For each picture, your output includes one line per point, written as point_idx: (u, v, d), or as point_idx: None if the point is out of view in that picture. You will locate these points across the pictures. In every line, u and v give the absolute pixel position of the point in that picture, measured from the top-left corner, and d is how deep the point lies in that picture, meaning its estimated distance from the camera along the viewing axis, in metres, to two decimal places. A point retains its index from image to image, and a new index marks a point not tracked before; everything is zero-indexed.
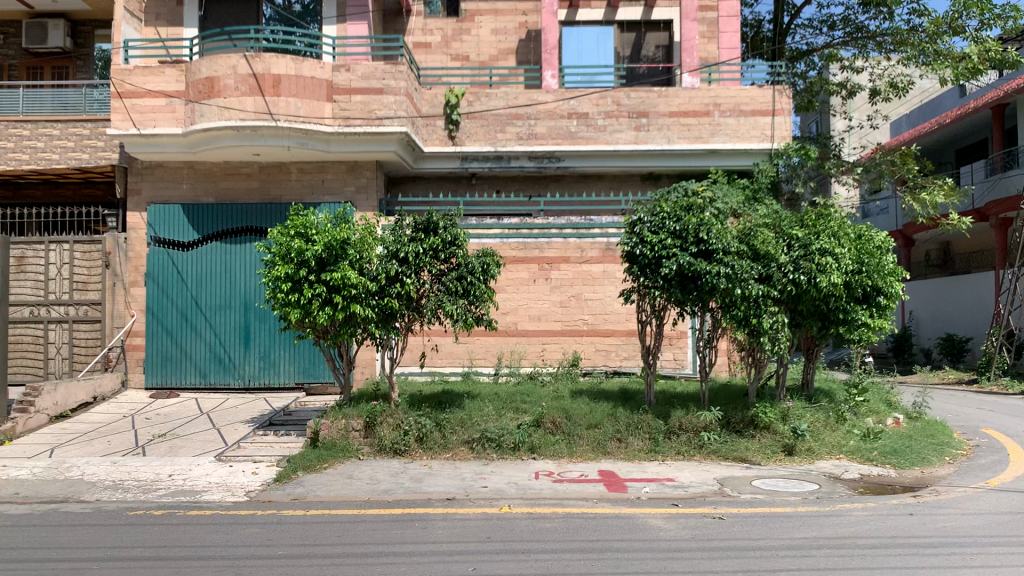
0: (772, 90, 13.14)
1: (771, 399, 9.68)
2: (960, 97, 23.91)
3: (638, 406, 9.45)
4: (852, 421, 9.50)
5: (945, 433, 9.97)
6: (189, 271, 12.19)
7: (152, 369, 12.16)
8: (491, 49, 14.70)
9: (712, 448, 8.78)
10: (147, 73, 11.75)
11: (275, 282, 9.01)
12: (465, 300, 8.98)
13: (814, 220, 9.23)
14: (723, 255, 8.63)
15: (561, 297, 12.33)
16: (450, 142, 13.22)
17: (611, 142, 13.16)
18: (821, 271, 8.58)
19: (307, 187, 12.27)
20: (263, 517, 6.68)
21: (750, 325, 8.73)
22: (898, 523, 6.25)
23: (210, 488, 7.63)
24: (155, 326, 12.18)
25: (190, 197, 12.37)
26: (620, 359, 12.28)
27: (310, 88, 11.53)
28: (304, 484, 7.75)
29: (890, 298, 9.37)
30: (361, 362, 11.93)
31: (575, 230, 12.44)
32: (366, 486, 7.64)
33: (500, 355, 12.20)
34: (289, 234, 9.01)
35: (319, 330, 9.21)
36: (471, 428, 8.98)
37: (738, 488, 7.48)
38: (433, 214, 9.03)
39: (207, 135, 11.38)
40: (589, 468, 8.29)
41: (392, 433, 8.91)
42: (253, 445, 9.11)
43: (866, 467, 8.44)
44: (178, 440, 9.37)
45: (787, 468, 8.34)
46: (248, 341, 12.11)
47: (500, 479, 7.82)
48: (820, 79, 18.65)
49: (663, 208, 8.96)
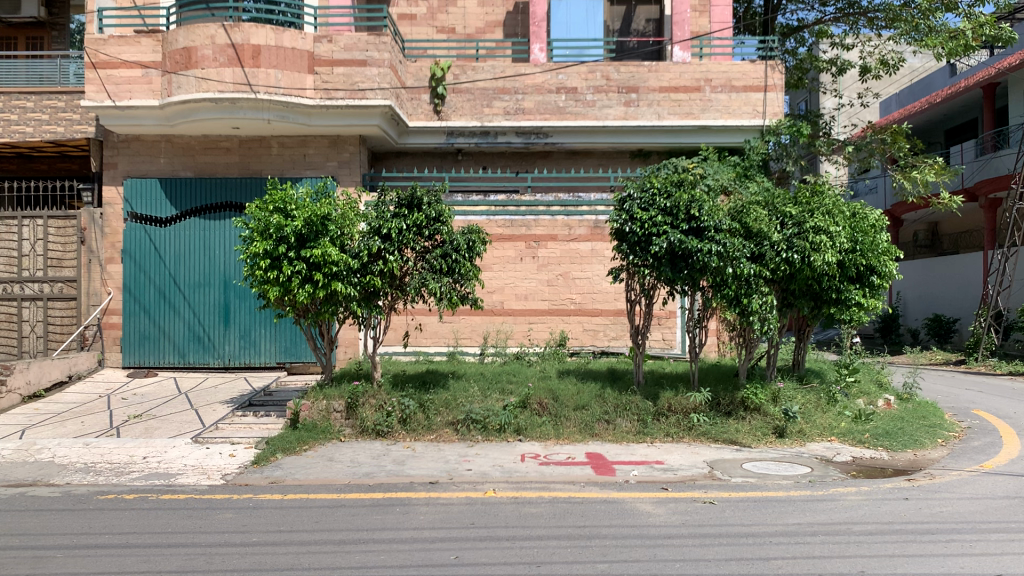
0: (764, 65, 12.91)
1: (762, 379, 9.52)
2: (950, 76, 23.73)
3: (627, 387, 9.26)
4: (843, 403, 9.34)
5: (937, 415, 9.85)
6: (167, 248, 11.86)
7: (130, 348, 11.86)
8: (477, 22, 14.39)
9: (701, 430, 8.58)
10: (122, 42, 11.39)
11: (253, 259, 8.73)
12: (450, 278, 8.72)
13: (808, 197, 9.02)
14: (715, 233, 8.42)
15: (548, 276, 12.10)
16: (435, 116, 12.94)
17: (600, 118, 12.89)
18: (815, 250, 8.37)
19: (288, 161, 11.96)
20: (240, 501, 6.45)
21: (741, 305, 8.52)
22: (895, 509, 6.08)
23: (186, 471, 7.40)
24: (133, 304, 11.87)
25: (168, 171, 12.03)
26: (608, 339, 12.11)
27: (291, 59, 11.20)
28: (283, 467, 7.53)
29: (884, 278, 9.19)
30: (344, 342, 11.70)
31: (563, 208, 12.23)
32: (347, 469, 7.42)
33: (486, 334, 11.99)
34: (268, 208, 8.73)
35: (299, 309, 8.94)
36: (456, 409, 8.80)
37: (729, 471, 7.30)
38: (417, 189, 8.73)
39: (184, 107, 11.05)
40: (577, 450, 8.10)
41: (374, 414, 8.69)
42: (231, 426, 8.88)
43: (858, 450, 8.28)
44: (154, 421, 9.11)
45: (779, 451, 8.16)
46: (228, 320, 11.83)
47: (485, 462, 7.62)
48: (812, 55, 18.39)
49: (653, 183, 8.72)
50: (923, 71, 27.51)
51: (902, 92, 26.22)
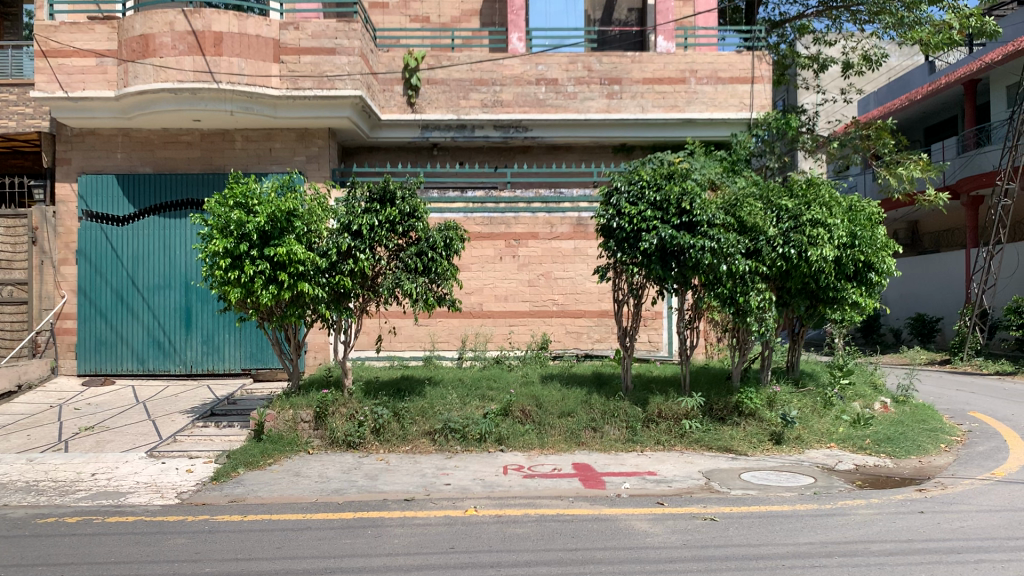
0: (750, 55, 12.49)
1: (756, 382, 9.05)
2: (930, 74, 23.45)
3: (615, 392, 8.73)
4: (841, 406, 8.88)
5: (937, 419, 9.40)
6: (125, 249, 11.19)
7: (86, 354, 11.17)
8: (453, 11, 13.84)
9: (694, 437, 8.08)
10: (75, 30, 10.72)
11: (212, 258, 8.11)
12: (426, 278, 8.14)
13: (804, 189, 8.56)
14: (708, 228, 7.88)
15: (529, 276, 11.57)
16: (409, 109, 12.33)
17: (581, 110, 12.38)
18: (812, 244, 7.93)
19: (253, 156, 11.33)
20: (194, 524, 5.82)
21: (735, 305, 8.01)
22: (911, 524, 5.58)
23: (138, 490, 6.76)
24: (89, 308, 11.18)
25: (126, 167, 11.34)
26: (591, 341, 11.59)
27: (255, 47, 10.56)
28: (245, 484, 6.92)
29: (882, 275, 8.75)
30: (313, 346, 11.12)
31: (544, 205, 11.68)
32: (314, 485, 6.83)
33: (464, 338, 11.40)
34: (227, 204, 8.07)
35: (263, 312, 8.34)
36: (432, 418, 8.22)
37: (728, 484, 6.77)
38: (389, 182, 8.17)
39: (142, 98, 10.39)
40: (563, 461, 7.55)
41: (345, 424, 8.11)
42: (191, 439, 8.25)
43: (861, 457, 7.82)
44: (107, 434, 8.44)
45: (777, 459, 7.68)
46: (190, 324, 11.18)
47: (465, 475, 7.05)
48: (793, 51, 17.97)
49: (641, 176, 8.20)
50: (901, 70, 27.40)
51: (881, 90, 25.98)
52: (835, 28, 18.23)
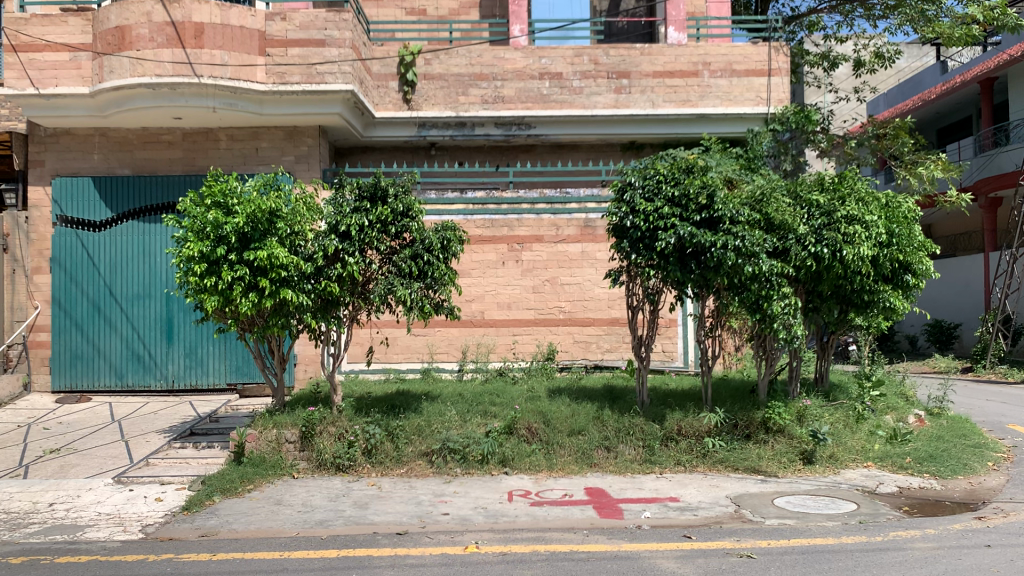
0: (767, 46, 11.82)
1: (784, 396, 8.30)
2: (942, 73, 22.78)
3: (630, 407, 7.99)
4: (875, 421, 8.12)
5: (978, 433, 8.64)
6: (102, 256, 10.47)
7: (60, 370, 10.44)
8: (452, 3, 13.13)
9: (717, 457, 7.36)
10: (46, 22, 10.03)
11: (187, 263, 7.37)
12: (422, 283, 7.42)
13: (836, 183, 7.82)
14: (732, 225, 7.16)
15: (534, 282, 10.85)
16: (405, 106, 11.63)
17: (588, 106, 11.69)
18: (847, 243, 7.18)
19: (238, 156, 10.63)
20: (155, 566, 5.07)
21: (761, 311, 7.29)
22: (981, 562, 4.81)
23: (99, 523, 6.02)
24: (63, 319, 10.46)
25: (103, 169, 10.64)
26: (600, 352, 10.86)
27: (239, 39, 9.87)
28: (219, 515, 6.18)
29: (918, 277, 8.04)
30: (303, 359, 10.41)
31: (549, 205, 10.96)
32: (297, 516, 6.08)
33: (465, 348, 10.68)
34: (204, 204, 7.35)
35: (244, 322, 7.60)
36: (430, 437, 7.49)
37: (761, 511, 6.01)
38: (381, 178, 7.46)
39: (119, 94, 9.68)
40: (574, 486, 6.80)
41: (334, 445, 7.39)
42: (165, 462, 7.52)
43: (903, 478, 7.09)
44: (73, 457, 7.71)
45: (812, 481, 6.95)
46: (172, 336, 10.47)
47: (465, 504, 6.30)
48: (802, 48, 17.24)
49: (658, 169, 7.50)
50: (911, 71, 26.81)
51: (891, 91, 25.40)
52: (847, 25, 17.55)
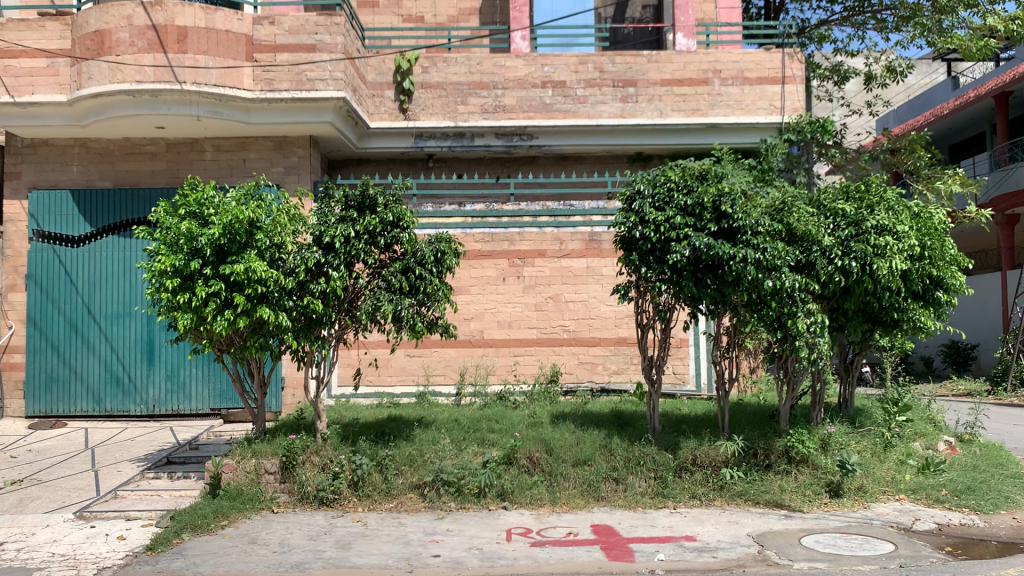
0: (781, 53, 11.32)
1: (806, 422, 7.67)
2: (954, 88, 22.26)
3: (641, 435, 7.36)
4: (904, 449, 7.48)
5: (1015, 461, 7.98)
6: (80, 273, 9.92)
7: (34, 394, 9.86)
8: (450, 10, 12.68)
9: (736, 490, 6.75)
10: (23, 27, 9.56)
11: (159, 279, 6.80)
12: (413, 300, 6.83)
13: (861, 190, 7.25)
14: (752, 236, 6.56)
15: (537, 299, 10.27)
16: (401, 116, 11.13)
17: (593, 116, 11.17)
18: (877, 256, 6.60)
19: (224, 168, 10.10)
20: None
21: (783, 329, 6.71)
22: None
23: (50, 565, 5.41)
24: (38, 340, 9.89)
25: (82, 181, 10.13)
26: (607, 374, 10.24)
27: (225, 43, 9.38)
28: (184, 555, 5.56)
29: (950, 293, 7.42)
30: (292, 382, 9.84)
31: (552, 218, 10.41)
32: (271, 558, 5.47)
33: (463, 370, 10.08)
34: (179, 214, 6.81)
35: (221, 341, 7.01)
36: (423, 468, 6.89)
37: (788, 553, 5.37)
38: (369, 186, 6.91)
39: (97, 102, 9.17)
40: (579, 523, 6.17)
41: (318, 476, 6.79)
42: (134, 494, 6.91)
43: (940, 513, 6.46)
44: (34, 489, 7.12)
45: (841, 517, 6.32)
46: (153, 358, 9.90)
47: (458, 543, 5.68)
48: (813, 61, 16.71)
49: (669, 177, 6.95)
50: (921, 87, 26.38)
51: (901, 107, 24.95)
52: (858, 38, 17.05)
